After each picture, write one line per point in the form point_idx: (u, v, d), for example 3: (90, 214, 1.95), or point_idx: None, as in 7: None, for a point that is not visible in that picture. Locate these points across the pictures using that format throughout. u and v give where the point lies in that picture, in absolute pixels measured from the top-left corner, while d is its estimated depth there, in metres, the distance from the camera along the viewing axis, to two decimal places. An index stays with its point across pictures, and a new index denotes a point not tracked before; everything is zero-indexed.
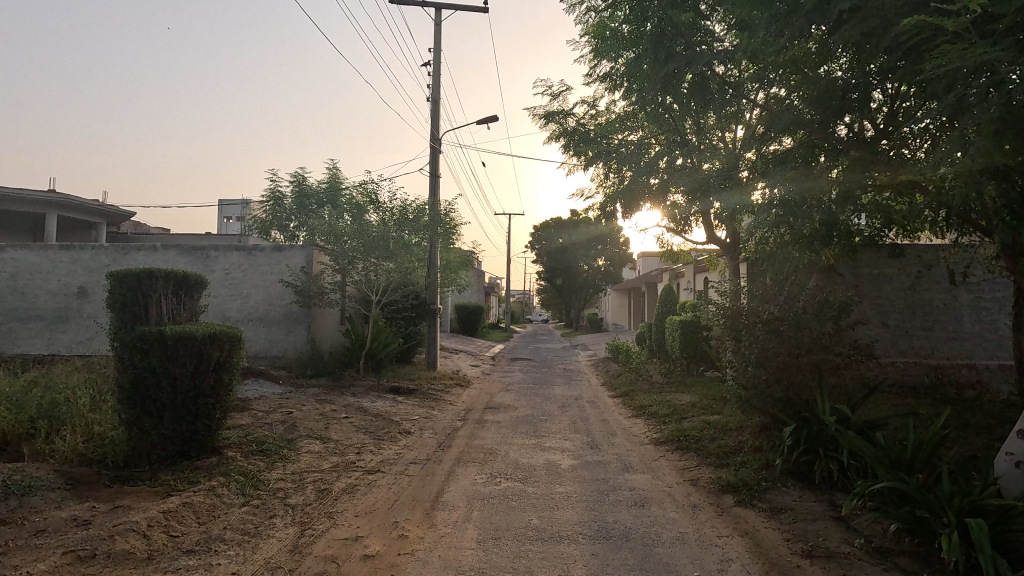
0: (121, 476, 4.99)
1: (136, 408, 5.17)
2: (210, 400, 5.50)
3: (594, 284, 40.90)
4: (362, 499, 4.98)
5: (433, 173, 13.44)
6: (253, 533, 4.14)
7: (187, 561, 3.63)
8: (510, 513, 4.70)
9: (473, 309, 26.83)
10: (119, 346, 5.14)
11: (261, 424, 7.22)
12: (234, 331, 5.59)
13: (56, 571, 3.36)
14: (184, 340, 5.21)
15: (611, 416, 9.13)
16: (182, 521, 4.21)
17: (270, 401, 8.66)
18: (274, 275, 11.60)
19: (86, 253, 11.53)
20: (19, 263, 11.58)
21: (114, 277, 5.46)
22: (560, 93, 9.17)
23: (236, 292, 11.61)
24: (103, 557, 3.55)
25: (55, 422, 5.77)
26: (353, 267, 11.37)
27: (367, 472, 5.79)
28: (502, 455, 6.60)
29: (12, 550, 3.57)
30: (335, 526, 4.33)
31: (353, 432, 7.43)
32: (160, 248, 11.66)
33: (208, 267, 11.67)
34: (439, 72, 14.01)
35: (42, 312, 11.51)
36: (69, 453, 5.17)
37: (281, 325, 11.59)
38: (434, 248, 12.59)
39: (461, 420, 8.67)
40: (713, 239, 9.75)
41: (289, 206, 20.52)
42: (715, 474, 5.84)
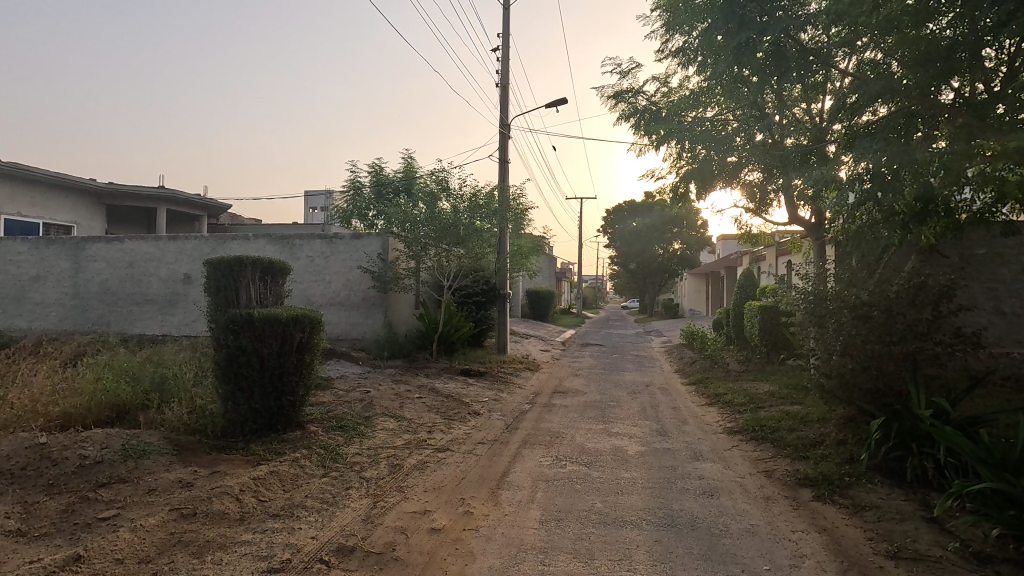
0: (218, 444, 5.50)
1: (231, 383, 5.67)
2: (294, 378, 5.94)
3: (670, 268, 39.63)
4: (431, 476, 5.19)
5: (502, 159, 13.56)
6: (332, 502, 4.44)
7: (272, 524, 3.96)
8: (574, 495, 4.73)
9: (545, 294, 26.91)
10: (215, 327, 5.66)
11: (341, 401, 7.69)
12: (314, 314, 5.99)
13: (165, 525, 3.78)
14: (270, 322, 5.65)
15: (684, 404, 8.88)
16: (270, 488, 4.59)
17: (350, 380, 9.18)
18: (354, 262, 12.21)
19: (190, 243, 12.67)
20: (135, 253, 12.92)
21: (209, 264, 5.98)
22: (630, 71, 8.86)
23: (319, 278, 12.33)
24: (202, 515, 3.95)
25: (165, 394, 6.45)
26: (426, 254, 11.76)
27: (436, 451, 6.00)
28: (568, 439, 6.62)
29: (130, 505, 4.06)
30: (405, 499, 4.55)
31: (425, 412, 7.72)
32: (252, 237, 12.60)
33: (295, 256, 12.44)
34: (509, 58, 14.05)
35: (155, 297, 12.81)
36: (176, 422, 5.75)
37: (360, 309, 12.19)
38: (505, 234, 12.73)
39: (529, 403, 8.78)
40: (797, 220, 9.14)
41: (368, 195, 21.45)
42: (793, 466, 5.55)
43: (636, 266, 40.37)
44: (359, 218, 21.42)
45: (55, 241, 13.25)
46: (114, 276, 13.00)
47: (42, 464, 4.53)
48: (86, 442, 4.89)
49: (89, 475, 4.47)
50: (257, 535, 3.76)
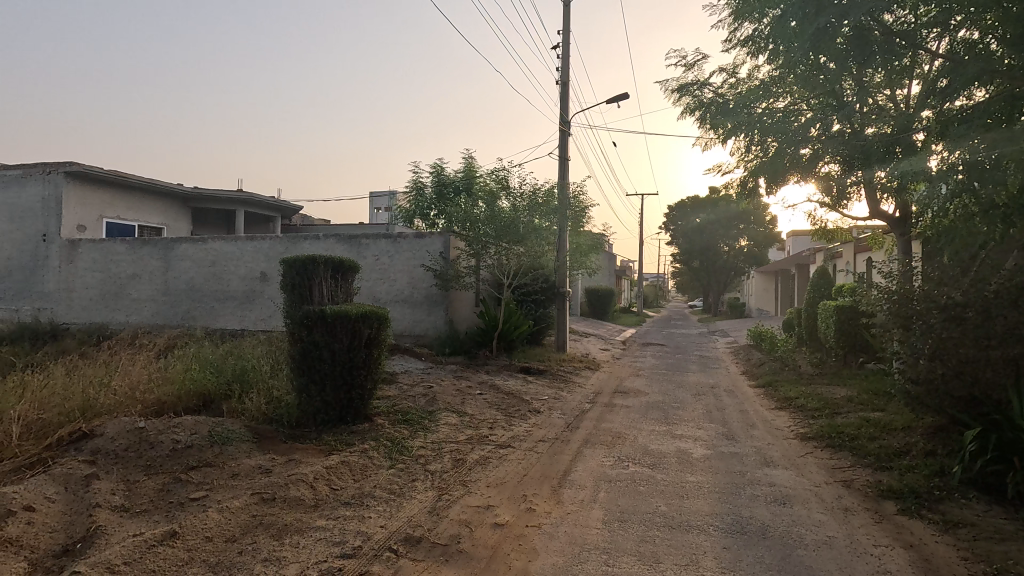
0: (294, 434, 5.81)
1: (305, 376, 5.97)
2: (363, 372, 6.19)
3: (736, 266, 38.14)
4: (494, 471, 5.26)
5: (563, 156, 13.49)
6: (399, 493, 4.59)
7: (344, 511, 4.15)
8: (637, 497, 4.65)
9: (605, 292, 26.62)
10: (290, 322, 5.98)
11: (405, 396, 7.92)
12: (380, 311, 6.21)
13: (247, 507, 4.03)
14: (342, 318, 5.91)
15: (752, 407, 8.55)
16: (341, 477, 4.80)
17: (414, 375, 9.45)
18: (417, 261, 12.53)
19: (266, 243, 13.43)
20: (218, 253, 13.82)
21: (285, 263, 6.32)
22: (696, 63, 8.56)
23: (384, 276, 12.74)
24: (281, 500, 4.18)
25: (245, 385, 6.89)
26: (487, 252, 11.92)
27: (498, 447, 6.07)
28: (631, 440, 6.51)
29: (216, 487, 4.36)
30: (469, 494, 4.64)
31: (486, 408, 7.84)
32: (323, 237, 13.17)
33: (361, 254, 12.92)
34: (569, 55, 13.97)
35: (235, 293, 13.67)
36: (255, 412, 6.13)
37: (422, 306, 12.51)
38: (564, 232, 12.69)
39: (590, 402, 8.71)
40: (879, 214, 8.57)
41: (429, 195, 21.96)
42: (875, 477, 5.21)
43: (700, 264, 39.14)
44: (422, 218, 21.96)
45: (148, 242, 14.38)
46: (200, 274, 13.98)
47: (140, 446, 4.93)
48: (178, 427, 5.29)
49: (180, 458, 4.84)
50: (330, 521, 3.95)
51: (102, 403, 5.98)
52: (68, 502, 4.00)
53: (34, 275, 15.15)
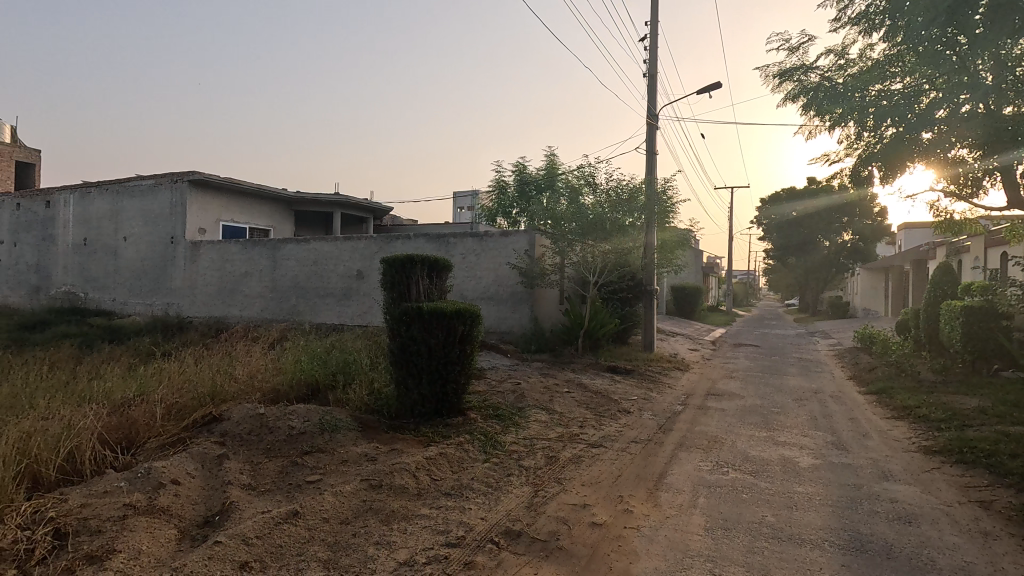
0: (394, 425, 6.11)
1: (403, 370, 6.26)
2: (457, 367, 6.39)
3: (839, 262, 35.35)
4: (587, 470, 5.24)
5: (649, 151, 13.16)
6: (496, 487, 4.70)
7: (446, 502, 4.31)
8: (740, 505, 4.45)
9: (691, 289, 25.73)
10: (390, 319, 6.30)
11: (495, 391, 8.08)
12: (473, 308, 6.39)
13: (358, 492, 4.28)
14: (438, 315, 6.14)
15: (863, 415, 7.90)
16: (441, 468, 4.98)
17: (502, 372, 9.62)
18: (503, 259, 12.72)
19: (362, 243, 14.19)
20: (319, 252, 14.79)
21: (385, 262, 6.66)
22: (799, 46, 8.03)
23: (471, 274, 13.06)
24: (387, 487, 4.41)
25: (349, 377, 7.34)
26: (572, 249, 11.89)
27: (590, 446, 6.04)
28: (728, 444, 6.24)
29: (329, 472, 4.68)
30: (564, 491, 4.65)
31: (575, 406, 7.82)
32: (413, 236, 13.71)
33: (449, 253, 13.31)
34: (656, 46, 13.58)
35: (334, 290, 14.57)
36: (359, 402, 6.51)
37: (508, 303, 12.68)
38: (651, 228, 12.37)
39: (682, 404, 8.43)
40: (1020, 203, 7.60)
41: (512, 194, 22.21)
42: (1019, 500, 4.64)
43: (796, 260, 36.68)
44: (505, 217, 22.29)
45: (258, 243, 15.66)
46: (303, 272, 15.04)
47: (262, 430, 5.39)
48: (293, 414, 5.73)
49: (296, 443, 5.24)
50: (433, 510, 4.11)
51: (227, 390, 6.61)
52: (206, 478, 4.46)
53: (165, 273, 16.98)
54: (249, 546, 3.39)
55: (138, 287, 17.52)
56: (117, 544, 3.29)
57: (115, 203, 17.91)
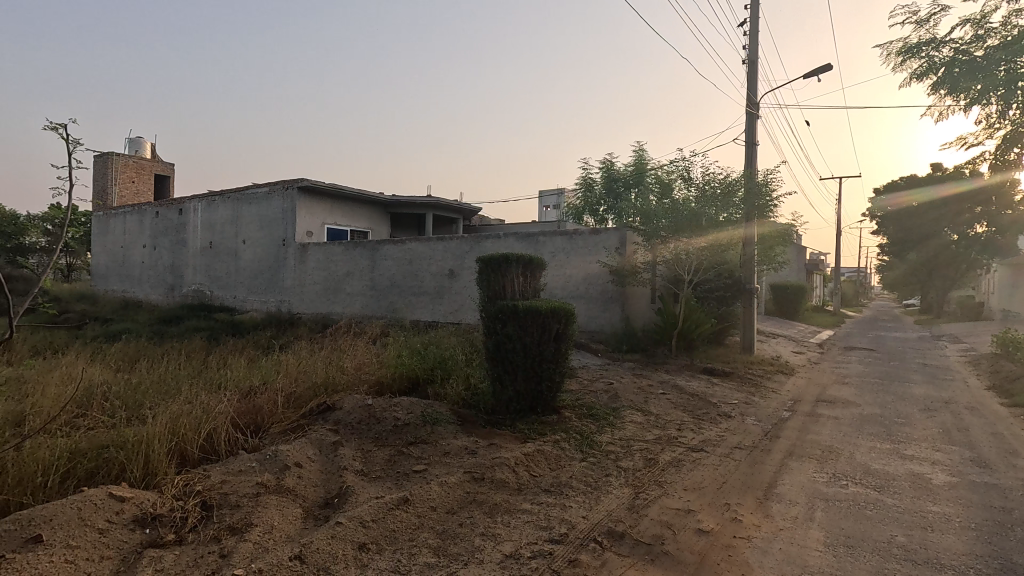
0: (491, 420, 6.26)
1: (499, 366, 6.39)
2: (552, 365, 6.41)
3: (970, 258, 31.49)
4: (689, 474, 5.07)
5: (749, 141, 12.45)
6: (595, 486, 4.66)
7: (546, 498, 4.34)
8: (864, 522, 4.10)
9: (794, 287, 24.10)
10: (487, 316, 6.46)
11: (587, 390, 8.03)
12: (568, 306, 6.38)
13: (462, 483, 4.42)
14: (533, 312, 6.20)
15: (1008, 430, 6.98)
16: (539, 465, 5.03)
17: (593, 371, 9.54)
18: (593, 257, 12.59)
19: (454, 243, 14.63)
20: (414, 252, 15.45)
21: (481, 261, 6.82)
22: (929, 18, 7.28)
23: (560, 272, 13.04)
24: (489, 480, 4.52)
25: (446, 372, 7.60)
26: (665, 247, 11.53)
27: (691, 450, 5.83)
28: (846, 455, 5.77)
29: (433, 463, 4.87)
30: (666, 495, 4.53)
31: (672, 408, 7.59)
32: (503, 236, 13.91)
33: (539, 251, 13.38)
34: (757, 31, 12.83)
35: (427, 288, 15.15)
36: (457, 397, 6.74)
37: (598, 302, 12.54)
38: (752, 223, 11.70)
39: (788, 410, 7.91)
40: None
41: (600, 191, 21.93)
42: None
43: (918, 256, 33.18)
44: (591, 215, 22.05)
45: (358, 244, 16.62)
46: (399, 272, 15.77)
47: (370, 420, 5.73)
48: (397, 406, 6.04)
49: (401, 434, 5.50)
50: (535, 506, 4.16)
51: (338, 381, 7.08)
52: (324, 463, 4.81)
53: (278, 273, 18.49)
54: (366, 528, 3.60)
55: (255, 286, 19.22)
56: (254, 519, 3.63)
57: (235, 209, 19.74)
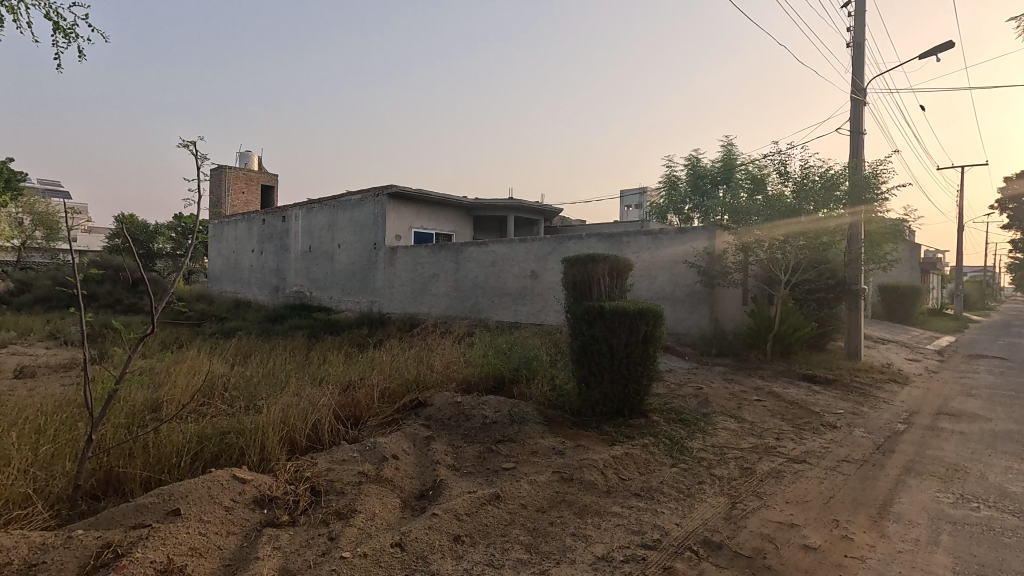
0: (577, 421, 6.24)
1: (585, 367, 6.36)
2: (640, 368, 6.26)
3: None
4: (791, 487, 4.77)
5: (854, 131, 11.53)
6: (688, 494, 4.51)
7: (637, 503, 4.25)
8: (1000, 549, 3.67)
9: (906, 288, 21.98)
10: (574, 318, 6.46)
11: (676, 395, 7.78)
12: (657, 307, 6.23)
13: (550, 483, 4.45)
14: (620, 313, 6.11)
15: None
16: (628, 468, 4.94)
17: (681, 375, 9.22)
18: (679, 257, 12.19)
19: (536, 244, 14.73)
20: (497, 254, 15.71)
21: (567, 262, 6.84)
22: None
23: (645, 273, 12.74)
24: (578, 481, 4.50)
25: (531, 372, 7.67)
26: (758, 246, 10.94)
27: (791, 461, 5.49)
28: (975, 475, 5.18)
29: (521, 461, 4.93)
30: (766, 507, 4.29)
31: (768, 416, 7.18)
32: (586, 236, 13.80)
33: (622, 252, 13.15)
34: (863, 11, 11.86)
35: (510, 289, 15.36)
36: (542, 397, 6.78)
37: (685, 304, 12.12)
38: (857, 219, 10.81)
39: (903, 423, 7.23)
40: None
41: (685, 189, 21.21)
42: None
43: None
44: (676, 213, 21.25)
45: (444, 246, 17.15)
46: (483, 273, 16.10)
47: (460, 417, 5.90)
48: (485, 404, 6.18)
49: (490, 432, 5.63)
50: (625, 509, 4.10)
51: (428, 378, 7.36)
52: (417, 456, 5.01)
53: (369, 275, 19.49)
54: (460, 521, 3.72)
55: (349, 287, 20.38)
56: (357, 506, 3.86)
57: (331, 215, 21.03)
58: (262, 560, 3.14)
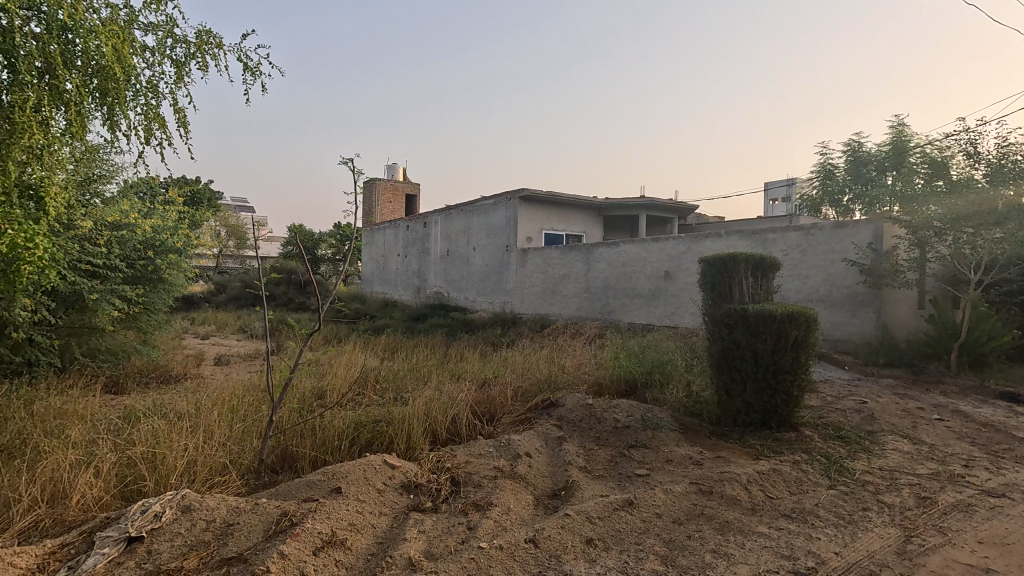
0: (717, 431, 5.88)
1: (726, 374, 5.98)
2: (790, 377, 5.71)
3: None
4: (985, 525, 4.04)
5: None
6: (849, 520, 4.02)
7: (788, 525, 3.89)
8: None
9: None
10: (713, 321, 6.11)
11: (833, 408, 6.98)
12: (810, 311, 5.65)
13: (688, 494, 4.25)
14: (766, 317, 5.64)
15: None
16: (776, 486, 4.55)
17: (840, 386, 8.26)
18: (837, 254, 10.94)
19: (670, 243, 14.17)
20: (628, 254, 15.38)
21: (705, 262, 6.49)
22: None
23: (795, 273, 11.64)
24: (718, 495, 4.24)
25: (665, 377, 7.39)
26: (938, 241, 9.42)
27: (986, 494, 4.64)
28: None
29: (655, 469, 4.77)
30: (951, 545, 3.68)
31: (954, 438, 6.14)
32: (725, 234, 12.98)
33: (767, 250, 12.15)
34: None
35: (642, 291, 14.94)
36: (678, 404, 6.50)
37: (844, 306, 10.84)
38: None
39: None
40: None
41: (843, 177, 19.06)
42: None
43: None
44: (833, 206, 19.35)
45: (574, 247, 17.18)
46: (613, 274, 15.85)
47: (591, 419, 5.88)
48: (617, 408, 6.08)
49: (622, 436, 5.52)
50: (774, 531, 3.78)
51: (559, 379, 7.41)
52: (550, 455, 5.08)
53: (502, 277, 20.18)
54: (593, 525, 3.71)
55: (483, 288, 21.29)
56: (494, 499, 4.01)
57: (467, 220, 22.11)
58: (408, 541, 3.40)
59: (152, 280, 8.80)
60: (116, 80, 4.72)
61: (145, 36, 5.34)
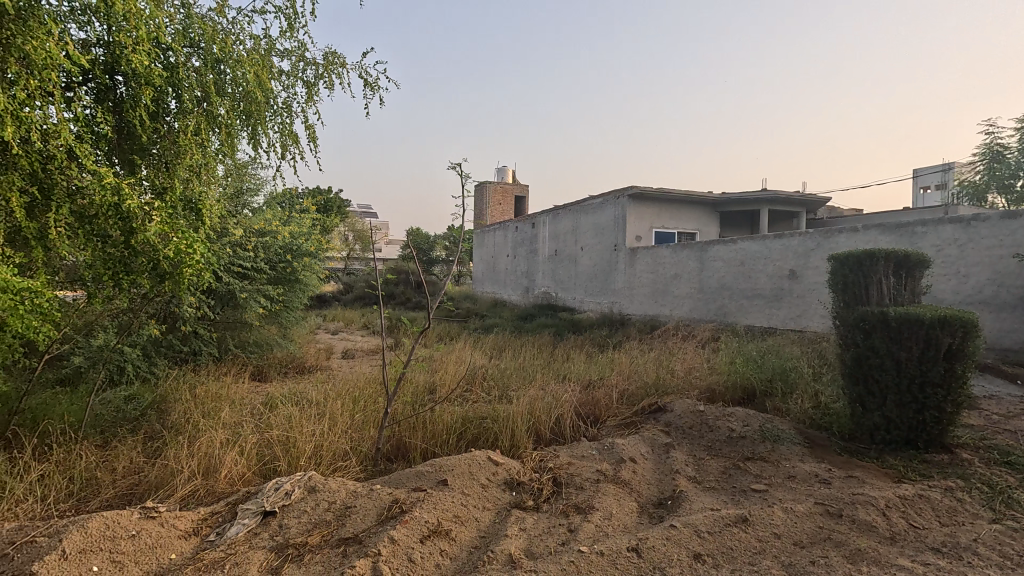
0: (849, 447, 5.29)
1: (861, 384, 5.37)
2: (942, 391, 4.98)
3: None
4: None
5: None
6: (1019, 562, 3.41)
7: (937, 560, 3.39)
8: None
9: None
10: (846, 326, 5.52)
11: (1001, 429, 5.97)
12: (970, 315, 4.88)
13: (811, 515, 3.87)
14: (911, 322, 4.97)
15: None
16: (922, 514, 3.99)
17: (1010, 404, 7.05)
18: (1006, 249, 9.39)
19: (795, 239, 13.07)
20: (747, 252, 14.39)
21: (836, 259, 5.90)
22: None
23: (950, 271, 10.16)
24: (849, 519, 3.81)
25: (788, 385, 6.80)
26: None
27: None
28: None
29: (774, 485, 4.40)
30: None
31: None
32: (861, 229, 11.72)
33: (914, 245, 10.75)
34: None
35: (763, 291, 13.91)
36: (803, 416, 5.96)
37: (1015, 310, 9.26)
38: None
39: None
40: None
41: (1014, 159, 16.22)
42: None
43: None
44: (1002, 191, 16.64)
45: (686, 245, 16.44)
46: (730, 273, 14.91)
47: (702, 427, 5.58)
48: (732, 416, 5.71)
49: (737, 446, 5.16)
50: (919, 565, 3.31)
51: (668, 383, 7.12)
52: (657, 462, 4.90)
53: (611, 277, 19.84)
54: (702, 539, 3.51)
55: (591, 289, 21.10)
56: (596, 503, 3.95)
57: (575, 220, 22.03)
58: (510, 538, 3.45)
59: (290, 281, 9.81)
60: (258, 102, 5.34)
61: (282, 61, 5.95)
